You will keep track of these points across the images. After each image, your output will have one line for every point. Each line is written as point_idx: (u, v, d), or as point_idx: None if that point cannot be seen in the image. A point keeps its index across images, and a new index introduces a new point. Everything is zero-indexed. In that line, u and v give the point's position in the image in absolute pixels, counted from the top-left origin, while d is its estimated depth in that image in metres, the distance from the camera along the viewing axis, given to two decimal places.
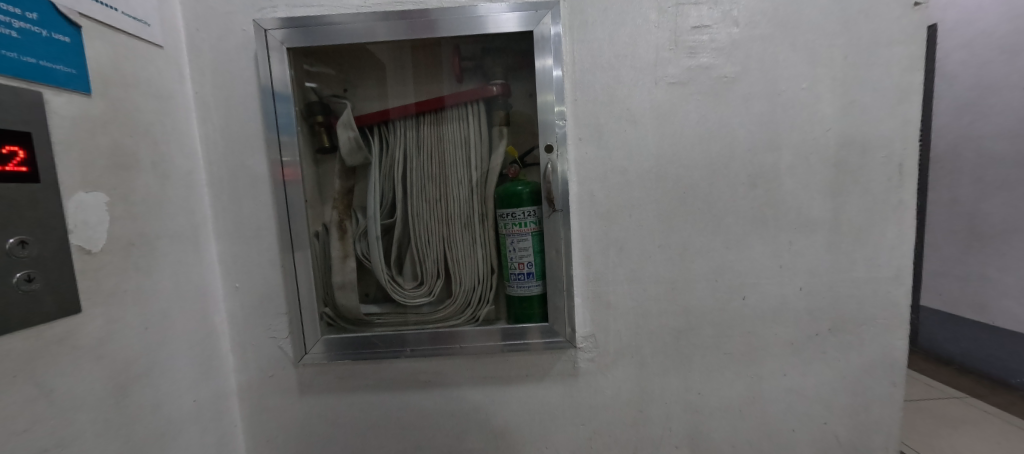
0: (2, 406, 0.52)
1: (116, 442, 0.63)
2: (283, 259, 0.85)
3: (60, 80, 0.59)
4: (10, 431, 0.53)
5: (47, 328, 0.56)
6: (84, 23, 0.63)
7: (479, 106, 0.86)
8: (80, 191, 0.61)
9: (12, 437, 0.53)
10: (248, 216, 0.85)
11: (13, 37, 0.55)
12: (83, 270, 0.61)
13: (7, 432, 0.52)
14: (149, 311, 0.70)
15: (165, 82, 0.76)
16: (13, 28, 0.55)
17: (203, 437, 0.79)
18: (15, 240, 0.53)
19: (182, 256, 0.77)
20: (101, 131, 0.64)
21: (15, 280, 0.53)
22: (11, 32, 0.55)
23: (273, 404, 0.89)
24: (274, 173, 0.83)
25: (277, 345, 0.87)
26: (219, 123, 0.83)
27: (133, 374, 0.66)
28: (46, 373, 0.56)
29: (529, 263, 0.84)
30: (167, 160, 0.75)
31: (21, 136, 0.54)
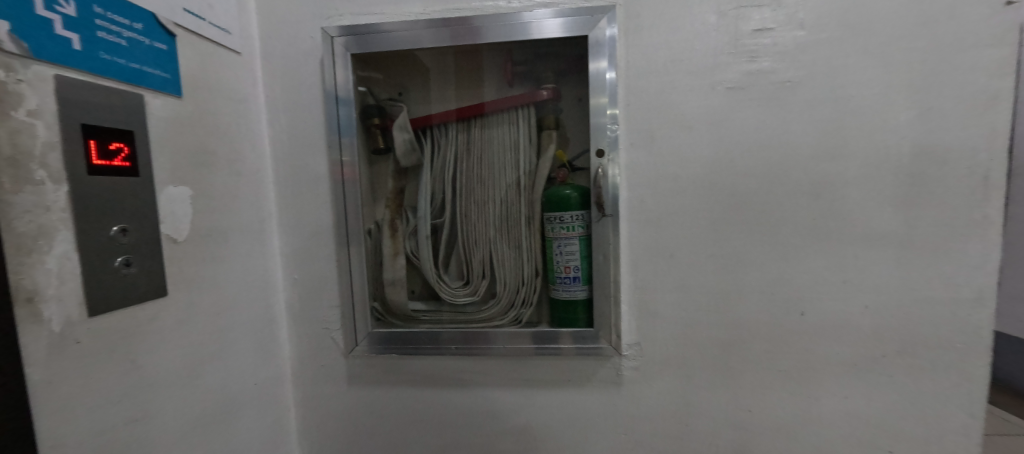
0: (101, 378, 0.57)
1: (189, 417, 0.69)
2: (338, 254, 0.90)
3: (158, 84, 0.66)
4: (107, 401, 0.58)
5: (139, 309, 0.62)
6: (179, 32, 0.70)
7: (529, 110, 0.88)
8: (169, 185, 0.67)
9: (108, 405, 0.58)
10: (309, 212, 0.90)
11: (123, 45, 0.61)
12: (170, 257, 0.67)
13: (102, 400, 0.57)
14: (219, 299, 0.75)
15: (240, 86, 0.83)
16: (123, 38, 0.61)
17: (260, 419, 0.84)
18: (117, 228, 0.59)
19: (250, 247, 0.82)
20: (188, 131, 0.70)
21: (116, 264, 0.59)
22: (121, 41, 0.61)
23: (323, 391, 0.93)
24: (333, 173, 0.88)
25: (329, 336, 0.92)
26: (286, 124, 0.89)
27: (206, 354, 0.72)
28: (135, 350, 0.61)
29: (576, 268, 0.84)
30: (240, 157, 0.81)
31: (125, 134, 0.61)
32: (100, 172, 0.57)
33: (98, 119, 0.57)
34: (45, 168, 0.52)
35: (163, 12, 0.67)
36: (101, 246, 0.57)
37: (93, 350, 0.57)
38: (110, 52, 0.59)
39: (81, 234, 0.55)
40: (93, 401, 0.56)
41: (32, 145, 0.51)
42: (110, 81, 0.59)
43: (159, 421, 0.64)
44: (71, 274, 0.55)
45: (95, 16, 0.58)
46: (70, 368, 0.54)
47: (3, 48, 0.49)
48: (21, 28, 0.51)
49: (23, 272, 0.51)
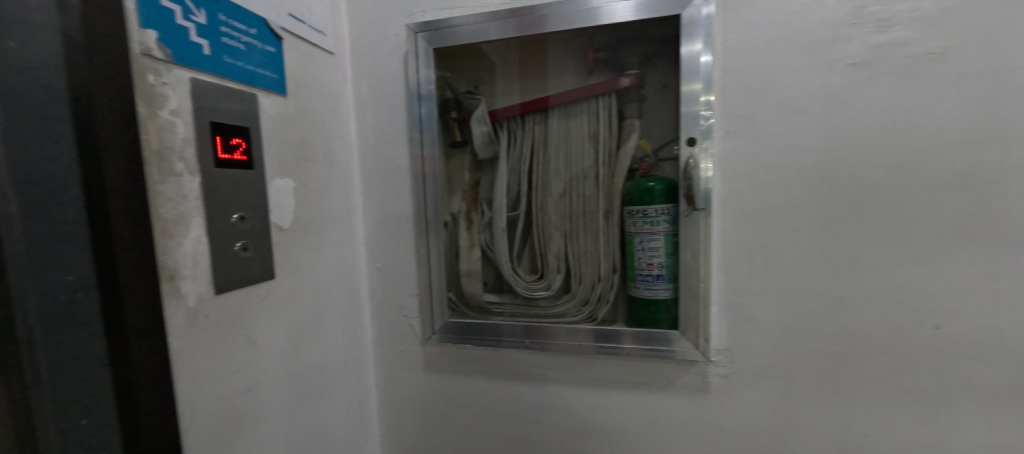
0: (224, 348, 0.66)
1: (289, 387, 0.77)
2: (417, 245, 0.93)
3: (268, 83, 0.74)
4: (228, 369, 0.66)
5: (252, 288, 0.71)
6: (284, 35, 0.77)
7: (610, 98, 0.86)
8: (278, 178, 0.75)
9: (230, 372, 0.67)
10: (391, 204, 0.94)
11: (240, 49, 0.69)
12: (278, 243, 0.75)
13: (224, 368, 0.66)
14: (313, 283, 0.83)
15: (326, 81, 0.87)
16: (241, 43, 0.69)
17: (346, 397, 0.91)
18: (237, 216, 0.68)
19: (340, 236, 0.89)
20: (292, 128, 0.78)
21: (236, 248, 0.67)
22: (239, 45, 0.69)
23: (402, 376, 0.98)
24: (414, 166, 0.91)
25: (407, 323, 0.96)
26: (371, 119, 0.93)
27: (305, 332, 0.81)
28: (248, 324, 0.70)
29: (660, 266, 0.81)
30: (333, 152, 0.88)
31: (243, 130, 0.69)
32: (225, 165, 0.65)
33: (222, 117, 0.65)
34: (182, 161, 0.60)
35: (273, 18, 0.75)
36: (225, 231, 0.66)
37: (219, 323, 0.65)
38: (232, 56, 0.67)
39: (210, 220, 0.63)
40: (217, 369, 0.65)
41: (173, 140, 0.59)
42: (231, 82, 0.68)
43: (266, 389, 0.73)
44: (201, 255, 0.63)
45: (219, 24, 0.66)
46: (199, 339, 0.63)
47: (152, 55, 0.57)
48: (165, 38, 0.58)
49: (168, 252, 0.59)
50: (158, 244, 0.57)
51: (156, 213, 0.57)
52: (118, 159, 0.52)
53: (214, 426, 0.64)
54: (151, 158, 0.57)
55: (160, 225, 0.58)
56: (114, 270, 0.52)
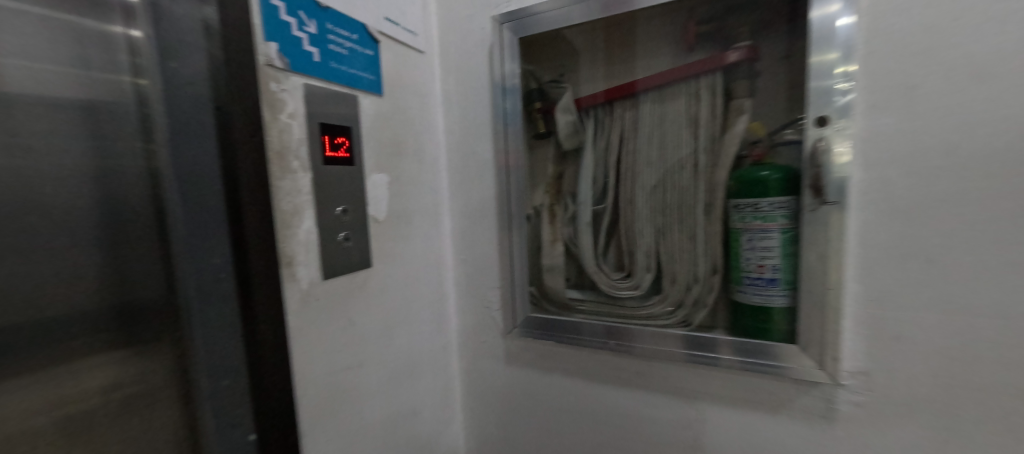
0: (329, 328, 0.73)
1: (385, 367, 0.84)
2: (500, 238, 0.96)
3: (367, 85, 0.79)
4: (332, 348, 0.74)
5: (354, 274, 0.78)
6: (380, 38, 0.82)
7: (715, 76, 0.81)
8: (375, 172, 0.81)
9: (336, 350, 0.74)
10: (476, 197, 0.97)
11: (344, 54, 0.75)
12: (375, 233, 0.82)
13: (331, 346, 0.74)
14: (403, 271, 0.88)
15: (422, 81, 0.93)
16: (344, 48, 0.75)
17: (434, 382, 0.97)
18: (341, 208, 0.74)
19: (428, 228, 0.94)
20: (388, 126, 0.84)
21: (340, 237, 0.74)
22: (343, 51, 0.75)
23: (484, 366, 1.01)
24: (498, 159, 0.93)
25: (489, 315, 0.99)
26: (457, 114, 0.97)
27: (399, 317, 0.87)
28: (348, 307, 0.77)
29: (773, 268, 0.76)
30: (422, 147, 0.93)
31: (345, 129, 0.75)
32: (333, 163, 0.73)
33: (330, 118, 0.73)
34: (297, 159, 0.68)
35: (371, 23, 0.80)
36: (331, 222, 0.73)
37: (325, 305, 0.73)
38: (337, 61, 0.74)
39: (318, 212, 0.71)
40: (327, 347, 0.73)
41: (290, 141, 0.67)
42: (336, 85, 0.74)
43: (365, 368, 0.80)
44: (312, 244, 0.71)
45: (327, 33, 0.72)
46: (311, 319, 0.70)
47: (274, 65, 0.64)
48: (284, 48, 0.66)
49: (286, 242, 0.67)
50: (278, 234, 0.65)
51: (278, 206, 0.65)
52: (249, 159, 0.61)
53: (323, 397, 0.72)
54: (273, 158, 0.64)
55: (280, 216, 0.65)
56: (246, 253, 0.61)
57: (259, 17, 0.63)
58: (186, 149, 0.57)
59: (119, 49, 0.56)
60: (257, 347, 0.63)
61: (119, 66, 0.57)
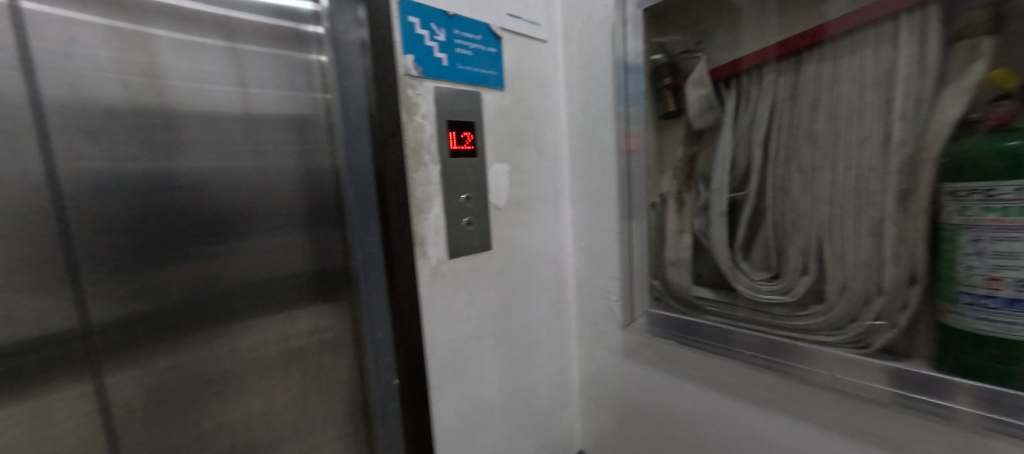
0: (455, 302, 0.83)
1: (505, 343, 0.92)
2: (620, 226, 0.93)
3: (490, 81, 0.84)
4: (459, 320, 0.83)
5: (476, 255, 0.85)
6: (503, 34, 0.86)
7: (926, 13, 0.60)
8: (495, 162, 0.87)
9: (459, 322, 0.84)
10: (597, 185, 0.96)
11: (470, 55, 0.81)
12: (496, 219, 0.88)
13: (454, 319, 0.83)
14: (522, 256, 0.93)
15: (545, 70, 0.95)
16: (470, 50, 0.81)
17: (551, 363, 1.02)
18: (464, 196, 0.82)
19: (549, 215, 0.97)
20: (510, 118, 0.88)
21: (464, 223, 0.83)
22: (469, 52, 0.81)
23: (603, 357, 1.02)
24: (620, 143, 0.89)
25: (609, 306, 0.98)
26: (580, 100, 0.96)
27: (518, 299, 0.93)
28: (471, 285, 0.85)
29: (1017, 283, 0.53)
30: (544, 135, 0.95)
31: (469, 124, 0.82)
32: (459, 155, 0.81)
33: (457, 116, 0.80)
34: (429, 154, 0.78)
35: (494, 22, 0.85)
36: (456, 208, 0.82)
37: (450, 282, 0.82)
38: (464, 62, 0.80)
39: (445, 199, 0.80)
40: (452, 318, 0.83)
41: (423, 138, 0.77)
42: (463, 85, 0.81)
43: (485, 342, 0.88)
44: (440, 227, 0.81)
45: (455, 38, 0.79)
46: (438, 291, 0.81)
47: (411, 74, 0.74)
48: (418, 58, 0.75)
49: (419, 225, 0.78)
50: (413, 217, 0.77)
51: (413, 195, 0.76)
52: (393, 156, 0.72)
53: (446, 361, 0.82)
54: (409, 153, 0.75)
55: (415, 203, 0.77)
56: (390, 237, 0.73)
57: (399, 34, 0.73)
58: (356, 149, 0.72)
59: (313, 72, 0.76)
60: (401, 312, 0.75)
61: (313, 85, 0.76)
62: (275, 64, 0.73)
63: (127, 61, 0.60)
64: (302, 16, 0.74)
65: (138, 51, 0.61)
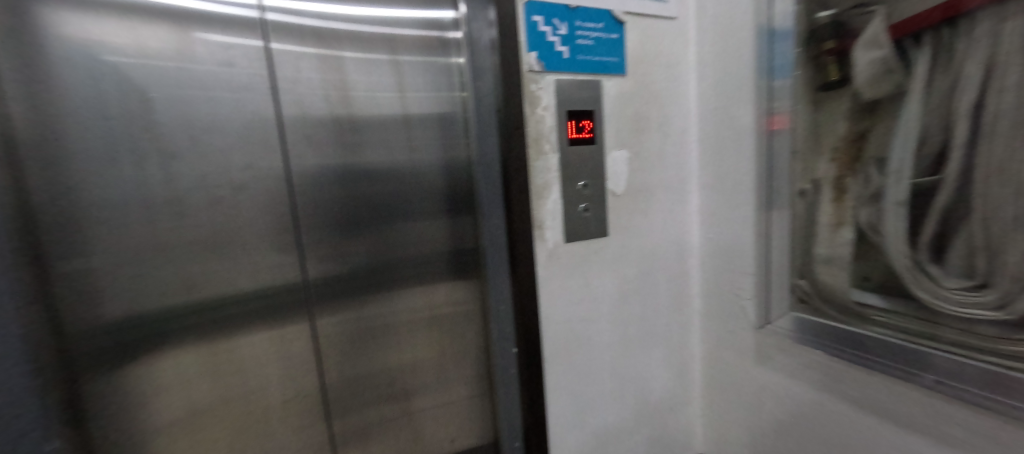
0: (569, 286, 0.86)
1: (619, 330, 0.92)
2: (759, 217, 0.83)
3: (611, 69, 0.82)
4: (573, 302, 0.86)
5: (591, 242, 0.86)
6: (626, 19, 0.83)
7: None
8: (614, 148, 0.85)
9: (573, 305, 0.87)
10: (730, 171, 0.87)
11: (591, 45, 0.80)
12: (613, 206, 0.87)
13: (570, 300, 0.86)
14: (641, 244, 0.91)
15: (674, 50, 0.89)
16: (591, 38, 0.80)
17: (670, 356, 0.99)
18: (582, 183, 0.82)
19: (671, 204, 0.93)
20: (631, 102, 0.86)
21: (580, 209, 0.83)
22: (590, 41, 0.80)
23: (730, 358, 0.94)
24: (759, 123, 0.80)
25: (740, 304, 0.89)
26: (713, 79, 0.88)
27: (634, 287, 0.92)
28: (587, 270, 0.87)
29: None
30: (670, 119, 0.90)
31: (588, 113, 0.81)
32: (577, 144, 0.81)
33: (578, 105, 0.80)
34: (548, 143, 0.79)
35: (617, 8, 0.82)
36: (573, 195, 0.82)
37: (565, 266, 0.85)
38: (585, 52, 0.80)
39: (563, 186, 0.81)
40: (567, 299, 0.86)
41: (544, 130, 0.79)
42: (583, 75, 0.80)
43: (598, 327, 0.90)
44: (558, 213, 0.82)
45: (576, 29, 0.79)
46: (554, 273, 0.84)
47: (533, 70, 0.76)
48: (541, 54, 0.76)
49: (537, 212, 0.80)
50: (532, 202, 0.80)
51: (533, 182, 0.79)
52: (518, 147, 0.76)
53: (561, 341, 0.86)
54: (530, 144, 0.78)
55: (534, 190, 0.79)
56: (513, 223, 0.78)
57: (523, 33, 0.75)
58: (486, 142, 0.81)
59: (453, 73, 0.89)
60: (523, 292, 0.81)
61: (452, 84, 0.89)
62: (427, 69, 0.88)
63: (329, 80, 0.81)
64: (444, 25, 0.87)
65: (332, 72, 0.81)
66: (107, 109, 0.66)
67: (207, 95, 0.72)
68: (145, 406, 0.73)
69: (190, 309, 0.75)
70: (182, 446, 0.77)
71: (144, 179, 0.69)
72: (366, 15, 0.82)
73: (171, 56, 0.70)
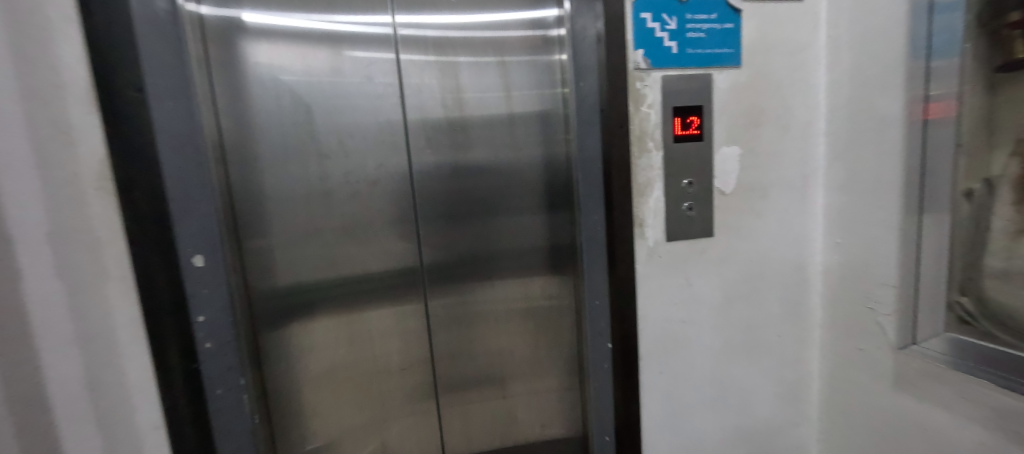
0: (669, 285, 0.84)
1: (722, 336, 0.87)
2: (908, 222, 0.70)
3: (724, 61, 0.78)
4: (672, 302, 0.85)
5: (695, 242, 0.83)
6: (743, 6, 0.78)
7: None
8: (724, 145, 0.81)
9: (671, 305, 0.85)
10: (865, 168, 0.76)
11: (702, 38, 0.77)
12: (720, 205, 0.83)
13: (669, 300, 0.84)
14: (750, 247, 0.85)
15: (800, 35, 0.81)
16: (703, 31, 0.77)
17: (781, 370, 0.91)
18: (687, 181, 0.80)
19: (789, 204, 0.85)
20: (745, 95, 0.81)
21: (683, 207, 0.81)
22: (701, 34, 0.77)
23: (856, 379, 0.83)
24: (911, 112, 0.68)
25: (875, 320, 0.77)
26: (848, 64, 0.78)
27: (740, 292, 0.87)
28: (689, 270, 0.84)
29: None
30: (791, 112, 0.83)
31: (696, 108, 0.79)
32: (683, 141, 0.78)
33: (684, 101, 0.78)
34: (653, 140, 0.78)
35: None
36: (676, 192, 0.80)
37: (665, 265, 0.83)
38: (695, 46, 0.77)
39: (666, 184, 0.79)
40: (665, 298, 0.84)
41: (649, 127, 0.78)
42: (692, 69, 0.78)
43: (698, 330, 0.86)
44: (660, 210, 0.81)
45: (687, 23, 0.76)
46: (654, 272, 0.83)
47: (640, 67, 0.76)
48: (648, 51, 0.76)
49: (638, 209, 0.80)
50: (634, 200, 0.80)
51: (635, 179, 0.79)
52: (620, 146, 0.77)
53: (657, 341, 0.85)
54: (633, 141, 0.78)
55: (636, 187, 0.79)
56: (613, 219, 0.80)
57: (631, 31, 0.75)
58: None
59: (555, 70, 0.92)
60: (620, 290, 0.82)
61: (554, 82, 0.92)
62: (530, 68, 0.92)
63: (446, 85, 0.90)
64: (547, 23, 0.90)
65: (449, 79, 0.90)
66: (284, 119, 0.83)
67: (349, 103, 0.86)
68: (299, 361, 0.90)
69: (332, 284, 0.90)
70: (324, 397, 0.93)
71: (306, 175, 0.86)
72: (478, 22, 0.89)
73: (328, 73, 0.84)
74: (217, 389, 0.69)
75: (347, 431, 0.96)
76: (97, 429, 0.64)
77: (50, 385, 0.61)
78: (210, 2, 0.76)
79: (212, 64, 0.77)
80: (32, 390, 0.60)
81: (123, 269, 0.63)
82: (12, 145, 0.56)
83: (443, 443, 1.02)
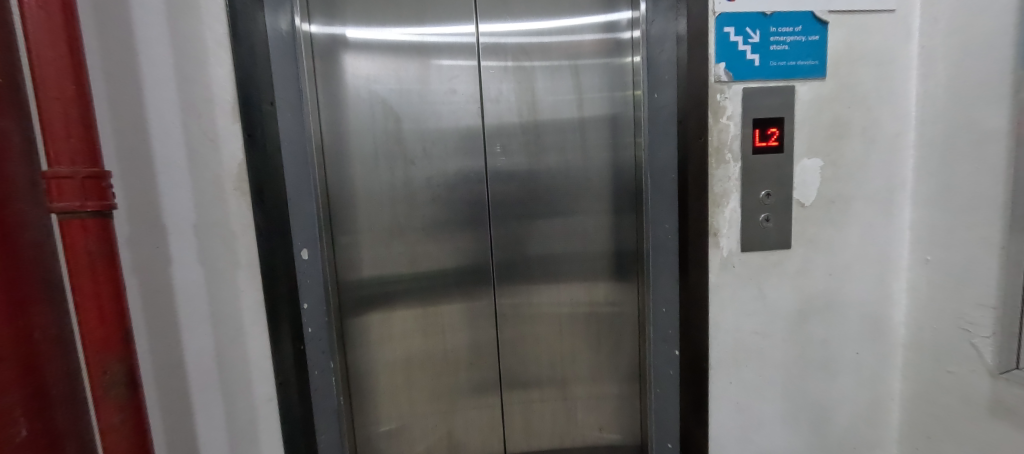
0: (741, 296, 0.84)
1: (796, 349, 0.86)
2: (1012, 241, 0.67)
3: (808, 72, 0.78)
4: (744, 312, 0.84)
5: (770, 253, 0.83)
6: (830, 18, 0.77)
7: None
8: (805, 157, 0.80)
9: (744, 315, 0.85)
10: (962, 183, 0.73)
11: (786, 50, 0.77)
12: (798, 217, 0.82)
13: (741, 310, 0.84)
14: (829, 260, 0.84)
15: (890, 46, 0.79)
16: (786, 43, 0.77)
17: (858, 389, 0.88)
18: (764, 192, 0.80)
19: (873, 217, 0.83)
20: (829, 107, 0.80)
21: (760, 219, 0.81)
22: (785, 46, 0.77)
23: (944, 403, 0.79)
24: (1019, 125, 0.64)
25: (970, 342, 0.74)
26: (945, 76, 0.75)
27: (816, 307, 0.85)
28: (763, 282, 0.84)
29: None
30: (878, 123, 0.81)
31: (777, 120, 0.79)
32: (762, 153, 0.78)
33: (765, 113, 0.78)
34: (731, 152, 0.79)
35: (820, 8, 0.77)
36: (754, 204, 0.80)
37: (739, 275, 0.83)
38: (778, 58, 0.77)
39: (744, 194, 0.80)
40: (737, 308, 0.84)
41: (727, 138, 0.79)
42: (774, 81, 0.78)
43: (771, 342, 0.86)
44: (736, 221, 0.81)
45: (770, 36, 0.77)
46: (727, 281, 0.83)
47: (720, 80, 0.77)
48: (730, 64, 0.77)
49: (713, 219, 0.81)
50: (709, 210, 0.81)
51: (711, 190, 0.80)
52: (696, 156, 0.79)
53: (728, 350, 0.85)
54: (711, 154, 0.79)
55: (712, 198, 0.80)
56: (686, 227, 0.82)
57: (713, 45, 0.77)
58: (658, 150, 0.87)
59: (626, 73, 0.94)
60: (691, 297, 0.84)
61: (625, 84, 0.95)
62: (602, 73, 0.95)
63: (522, 91, 0.95)
64: (619, 26, 0.94)
65: (525, 89, 0.95)
66: (375, 127, 0.91)
67: (434, 111, 0.93)
68: (378, 349, 0.97)
69: (411, 279, 0.97)
70: (398, 384, 1.00)
71: (393, 179, 0.93)
72: (555, 34, 0.94)
73: (415, 82, 0.92)
74: (315, 370, 0.81)
75: (417, 418, 1.02)
76: (220, 398, 0.74)
77: (187, 356, 0.71)
78: (319, 21, 0.86)
79: (318, 76, 0.87)
80: (173, 360, 0.70)
81: (250, 258, 0.72)
82: (171, 150, 0.66)
83: (504, 438, 1.07)
